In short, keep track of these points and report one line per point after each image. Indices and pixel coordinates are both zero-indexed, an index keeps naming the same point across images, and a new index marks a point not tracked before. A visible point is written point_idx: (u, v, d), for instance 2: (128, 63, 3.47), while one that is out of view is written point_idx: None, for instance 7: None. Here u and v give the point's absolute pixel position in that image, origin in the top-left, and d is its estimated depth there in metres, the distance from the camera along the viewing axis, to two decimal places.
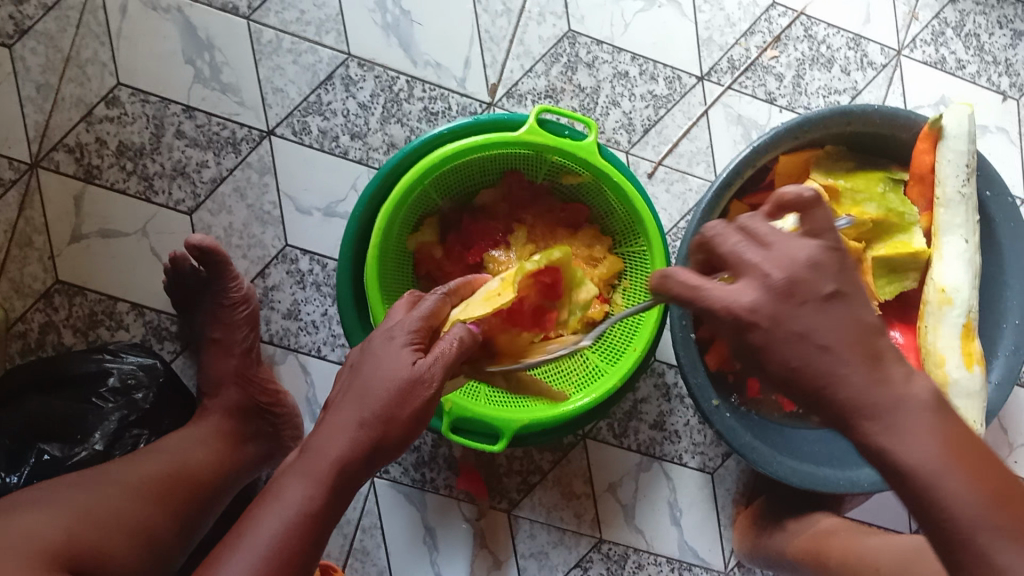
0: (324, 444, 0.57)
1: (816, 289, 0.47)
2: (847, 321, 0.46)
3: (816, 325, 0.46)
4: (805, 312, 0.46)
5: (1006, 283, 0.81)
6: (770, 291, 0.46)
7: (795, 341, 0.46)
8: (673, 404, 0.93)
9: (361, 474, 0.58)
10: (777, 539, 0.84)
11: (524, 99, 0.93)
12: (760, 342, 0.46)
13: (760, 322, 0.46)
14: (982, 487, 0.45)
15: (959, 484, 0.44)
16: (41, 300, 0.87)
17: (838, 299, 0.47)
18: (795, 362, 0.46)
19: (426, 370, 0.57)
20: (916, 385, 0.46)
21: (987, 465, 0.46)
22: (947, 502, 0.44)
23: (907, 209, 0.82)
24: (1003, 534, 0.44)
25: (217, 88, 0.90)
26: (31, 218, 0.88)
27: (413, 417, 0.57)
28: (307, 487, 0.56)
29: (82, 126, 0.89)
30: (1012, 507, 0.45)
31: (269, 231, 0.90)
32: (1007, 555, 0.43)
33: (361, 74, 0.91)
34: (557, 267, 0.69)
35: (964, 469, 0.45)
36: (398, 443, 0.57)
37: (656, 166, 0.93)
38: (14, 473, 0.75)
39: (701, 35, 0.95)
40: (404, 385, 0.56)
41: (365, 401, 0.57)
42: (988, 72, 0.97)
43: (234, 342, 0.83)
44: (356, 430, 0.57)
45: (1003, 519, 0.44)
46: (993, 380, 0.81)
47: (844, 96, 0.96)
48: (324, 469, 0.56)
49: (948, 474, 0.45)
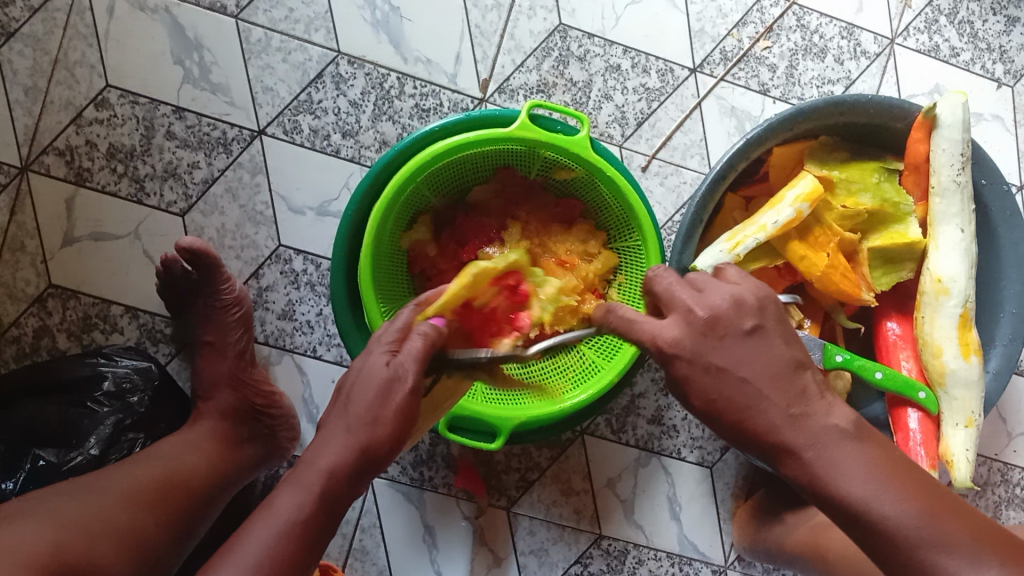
0: (316, 454, 0.57)
1: (738, 325, 0.53)
2: (765, 354, 0.53)
3: (736, 358, 0.52)
4: (727, 346, 0.52)
5: (1003, 272, 0.81)
6: (693, 327, 0.53)
7: (715, 375, 0.53)
8: (671, 399, 0.93)
9: (352, 483, 0.57)
10: (776, 532, 0.84)
11: (516, 94, 0.92)
12: (681, 374, 0.53)
13: (683, 355, 0.53)
14: (913, 504, 0.49)
15: (893, 503, 0.49)
16: (34, 304, 0.87)
17: (758, 334, 0.53)
18: (714, 394, 0.53)
19: (400, 367, 0.57)
20: (835, 415, 0.52)
21: (916, 481, 0.51)
22: (883, 522, 0.49)
23: (902, 199, 0.82)
24: (939, 546, 0.48)
25: (206, 89, 0.89)
26: (22, 222, 0.87)
27: (398, 417, 0.57)
28: (296, 496, 0.56)
29: (72, 129, 0.88)
30: (945, 518, 0.49)
31: (262, 231, 0.89)
32: (944, 563, 0.48)
33: (351, 72, 0.90)
34: (515, 271, 0.74)
35: (892, 488, 0.50)
36: (387, 447, 0.57)
37: (650, 159, 0.93)
38: (10, 480, 0.76)
39: (693, 26, 0.94)
40: (383, 384, 0.57)
41: (350, 407, 0.57)
42: (982, 59, 0.97)
43: (227, 344, 0.82)
44: (344, 437, 0.57)
45: (936, 527, 0.49)
46: (991, 368, 0.81)
47: (837, 86, 0.95)
48: (314, 479, 0.56)
49: (878, 494, 0.49)
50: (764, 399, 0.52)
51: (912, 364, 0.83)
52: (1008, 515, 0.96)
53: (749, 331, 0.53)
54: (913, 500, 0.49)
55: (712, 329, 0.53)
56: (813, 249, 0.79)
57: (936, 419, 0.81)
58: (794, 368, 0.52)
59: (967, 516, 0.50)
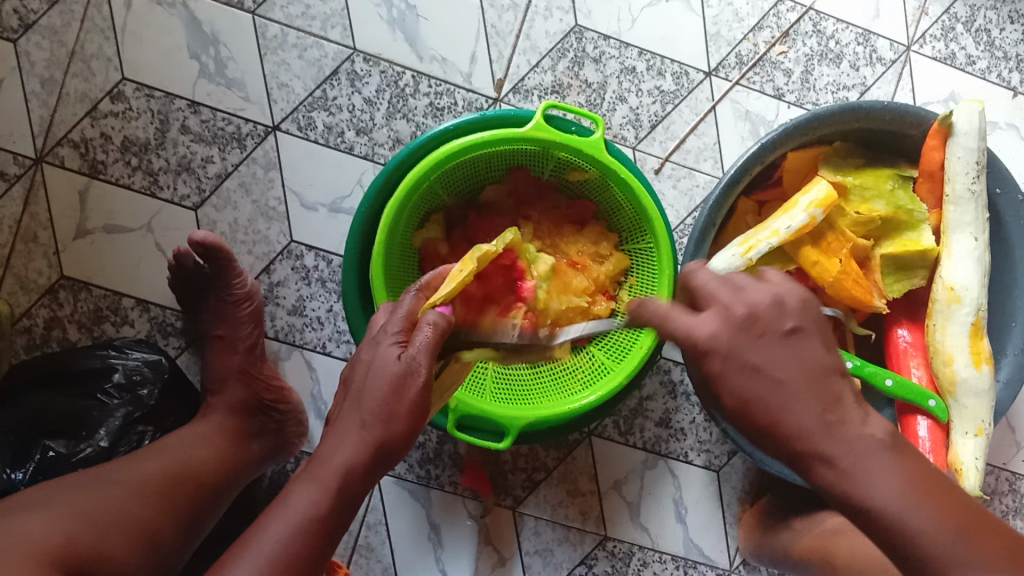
0: (332, 450, 0.57)
1: (777, 325, 0.52)
2: (803, 356, 0.52)
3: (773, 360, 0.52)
4: (763, 344, 0.52)
5: (1016, 281, 0.81)
6: (729, 323, 0.52)
7: (750, 374, 0.52)
8: (679, 401, 0.93)
9: (369, 477, 0.57)
10: (784, 537, 0.83)
11: (530, 95, 0.92)
12: (714, 371, 0.52)
13: (717, 350, 0.52)
14: (945, 520, 0.49)
15: (927, 519, 0.49)
16: (46, 295, 0.87)
17: (798, 334, 0.52)
18: (748, 378, 0.52)
19: (413, 361, 0.56)
20: (872, 426, 0.51)
21: (950, 496, 0.50)
22: (914, 538, 0.49)
23: (916, 206, 0.81)
24: (971, 563, 0.48)
25: (222, 83, 0.89)
26: (36, 213, 0.88)
27: (412, 410, 0.56)
28: (313, 492, 0.56)
29: (87, 121, 0.88)
30: (976, 536, 0.49)
31: (274, 227, 0.89)
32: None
33: (366, 70, 0.91)
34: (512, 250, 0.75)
35: (926, 503, 0.49)
36: (402, 443, 0.57)
37: (663, 162, 0.93)
38: (21, 470, 0.75)
39: (709, 30, 0.94)
40: (395, 380, 0.56)
41: (364, 402, 0.57)
42: (998, 67, 0.96)
43: (238, 338, 0.82)
44: (358, 433, 0.57)
45: (965, 545, 0.48)
46: (1002, 378, 0.80)
47: (852, 92, 0.95)
48: (330, 475, 0.56)
49: (911, 510, 0.49)
50: (790, 412, 0.51)
51: (923, 372, 0.82)
52: (1015, 524, 0.95)
53: (788, 333, 0.52)
54: (944, 515, 0.49)
55: (748, 328, 0.52)
56: (825, 254, 0.79)
57: (947, 427, 0.81)
58: (812, 374, 0.52)
59: (996, 533, 0.50)
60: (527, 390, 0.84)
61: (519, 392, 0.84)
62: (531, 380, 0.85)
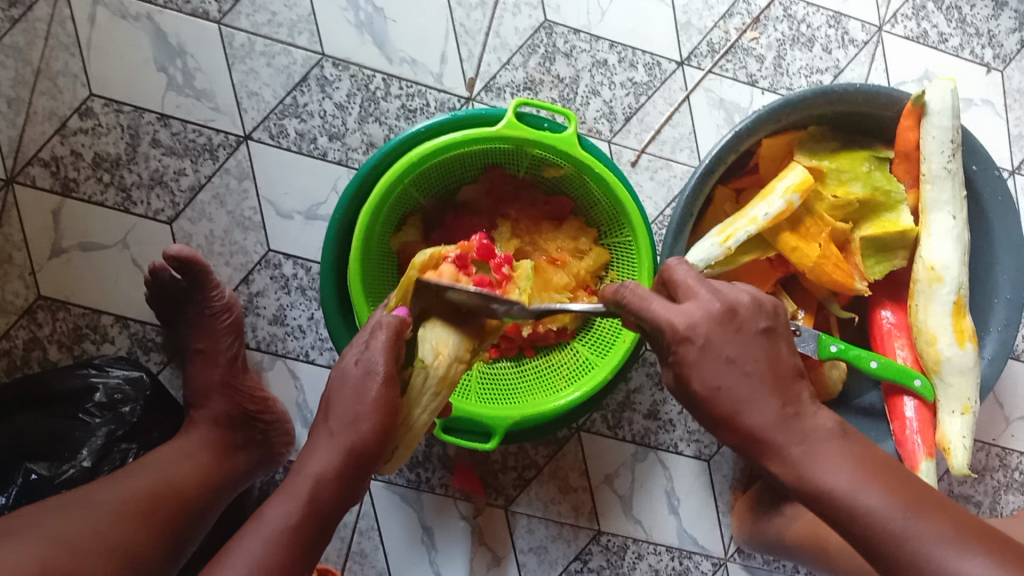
0: (305, 461, 0.56)
1: (746, 314, 0.55)
2: None
3: (724, 382, 0.54)
4: (733, 325, 0.54)
5: (997, 258, 0.80)
6: (711, 317, 0.54)
7: None
8: (666, 393, 0.93)
9: (343, 487, 0.56)
10: (775, 524, 0.83)
11: (503, 92, 0.92)
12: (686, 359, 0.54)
13: (695, 341, 0.54)
14: (896, 498, 0.50)
15: (876, 497, 0.50)
16: (24, 316, 0.87)
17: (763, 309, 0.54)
18: (719, 382, 0.54)
19: (370, 362, 0.56)
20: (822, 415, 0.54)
21: (899, 480, 0.52)
22: (868, 518, 0.50)
23: (894, 187, 0.81)
24: (924, 535, 0.49)
25: (191, 95, 0.89)
26: (9, 234, 0.87)
27: (379, 411, 0.55)
28: (286, 503, 0.55)
29: (57, 139, 0.88)
30: (929, 511, 0.50)
31: (251, 236, 0.89)
32: (931, 554, 0.48)
33: (336, 74, 0.90)
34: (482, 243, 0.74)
35: (875, 482, 0.51)
36: (376, 443, 0.55)
37: (639, 154, 0.92)
38: (3, 493, 0.75)
39: (679, 19, 0.93)
40: (358, 384, 0.56)
41: (332, 412, 0.56)
42: (971, 44, 0.96)
43: (218, 351, 0.82)
44: (329, 441, 0.56)
45: (919, 521, 0.49)
46: (986, 355, 0.80)
47: (826, 76, 0.95)
48: (301, 485, 0.55)
49: (860, 489, 0.51)
50: None
51: (908, 353, 0.82)
52: (1008, 499, 0.96)
53: (764, 330, 0.55)
54: (896, 494, 0.50)
55: (716, 319, 0.54)
56: (804, 240, 0.79)
57: (933, 407, 0.81)
58: None
59: (948, 511, 0.51)
60: (513, 389, 0.83)
61: (504, 391, 0.83)
62: (517, 378, 0.84)
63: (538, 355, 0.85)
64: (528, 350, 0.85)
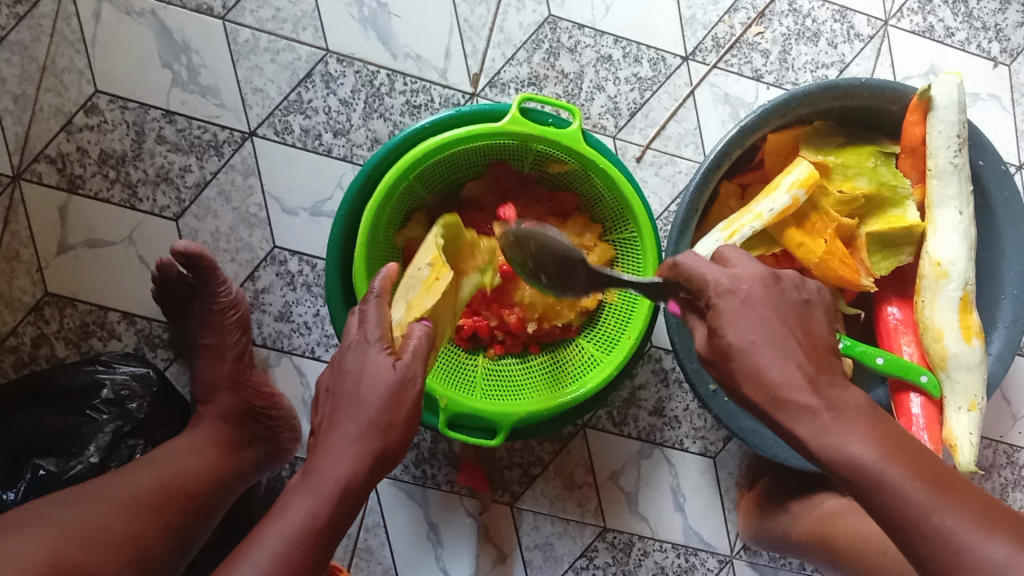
0: (329, 462, 0.55)
1: (760, 303, 0.54)
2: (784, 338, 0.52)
3: (754, 339, 0.53)
4: (742, 319, 0.53)
5: (1004, 254, 0.80)
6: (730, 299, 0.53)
7: None
8: (672, 389, 0.93)
9: (364, 490, 0.56)
10: (781, 521, 0.83)
11: (507, 88, 0.91)
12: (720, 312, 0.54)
13: (734, 292, 0.54)
14: (921, 475, 0.48)
15: (901, 473, 0.48)
16: (31, 312, 0.87)
17: (774, 302, 0.54)
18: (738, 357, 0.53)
19: (407, 370, 0.58)
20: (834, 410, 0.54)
21: (923, 459, 0.49)
22: (893, 495, 0.48)
23: (900, 182, 0.80)
24: (949, 512, 0.47)
25: (196, 91, 0.89)
26: (17, 231, 0.87)
27: (409, 418, 0.57)
28: (311, 504, 0.54)
29: (62, 136, 0.88)
30: (955, 491, 0.48)
31: (256, 233, 0.89)
32: (955, 531, 0.46)
33: (341, 71, 0.90)
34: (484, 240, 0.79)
35: (900, 460, 0.49)
36: (401, 447, 0.57)
37: (644, 150, 0.92)
38: (11, 490, 0.75)
39: (684, 14, 0.93)
40: (393, 388, 0.56)
41: (362, 413, 0.56)
42: (977, 38, 0.96)
43: (226, 346, 0.83)
44: (358, 444, 0.56)
45: (944, 500, 0.47)
46: (993, 351, 0.80)
47: (831, 70, 0.94)
48: (329, 487, 0.55)
49: (886, 466, 0.48)
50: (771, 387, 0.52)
51: (914, 349, 0.82)
52: (1014, 496, 0.96)
53: (804, 299, 0.56)
54: (921, 472, 0.48)
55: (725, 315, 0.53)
56: (810, 236, 0.78)
57: (940, 403, 0.80)
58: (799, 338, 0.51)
59: (975, 493, 0.48)
60: (519, 385, 0.83)
61: (510, 386, 0.83)
62: (523, 374, 0.84)
63: (543, 351, 0.85)
64: (533, 347, 0.85)
